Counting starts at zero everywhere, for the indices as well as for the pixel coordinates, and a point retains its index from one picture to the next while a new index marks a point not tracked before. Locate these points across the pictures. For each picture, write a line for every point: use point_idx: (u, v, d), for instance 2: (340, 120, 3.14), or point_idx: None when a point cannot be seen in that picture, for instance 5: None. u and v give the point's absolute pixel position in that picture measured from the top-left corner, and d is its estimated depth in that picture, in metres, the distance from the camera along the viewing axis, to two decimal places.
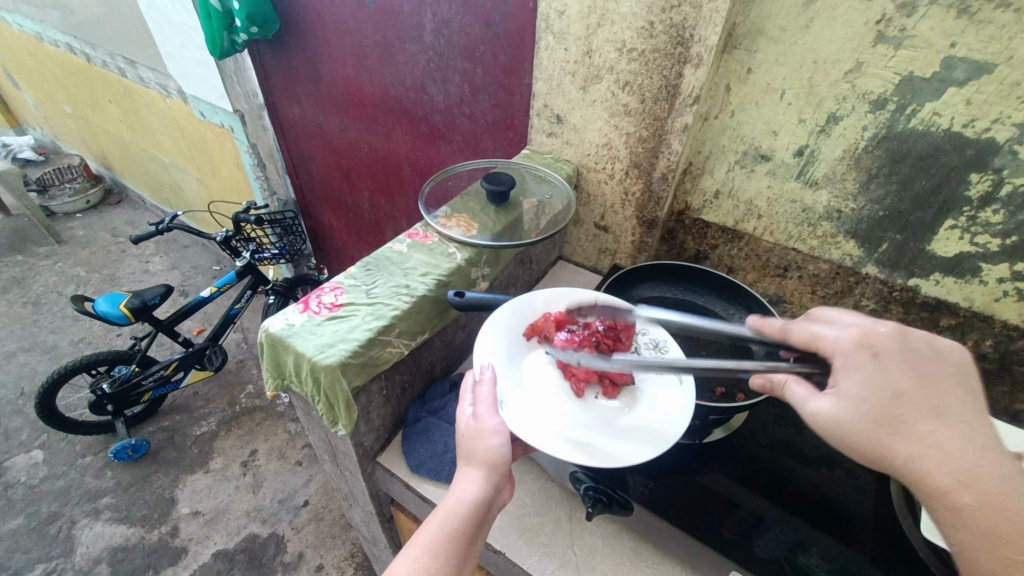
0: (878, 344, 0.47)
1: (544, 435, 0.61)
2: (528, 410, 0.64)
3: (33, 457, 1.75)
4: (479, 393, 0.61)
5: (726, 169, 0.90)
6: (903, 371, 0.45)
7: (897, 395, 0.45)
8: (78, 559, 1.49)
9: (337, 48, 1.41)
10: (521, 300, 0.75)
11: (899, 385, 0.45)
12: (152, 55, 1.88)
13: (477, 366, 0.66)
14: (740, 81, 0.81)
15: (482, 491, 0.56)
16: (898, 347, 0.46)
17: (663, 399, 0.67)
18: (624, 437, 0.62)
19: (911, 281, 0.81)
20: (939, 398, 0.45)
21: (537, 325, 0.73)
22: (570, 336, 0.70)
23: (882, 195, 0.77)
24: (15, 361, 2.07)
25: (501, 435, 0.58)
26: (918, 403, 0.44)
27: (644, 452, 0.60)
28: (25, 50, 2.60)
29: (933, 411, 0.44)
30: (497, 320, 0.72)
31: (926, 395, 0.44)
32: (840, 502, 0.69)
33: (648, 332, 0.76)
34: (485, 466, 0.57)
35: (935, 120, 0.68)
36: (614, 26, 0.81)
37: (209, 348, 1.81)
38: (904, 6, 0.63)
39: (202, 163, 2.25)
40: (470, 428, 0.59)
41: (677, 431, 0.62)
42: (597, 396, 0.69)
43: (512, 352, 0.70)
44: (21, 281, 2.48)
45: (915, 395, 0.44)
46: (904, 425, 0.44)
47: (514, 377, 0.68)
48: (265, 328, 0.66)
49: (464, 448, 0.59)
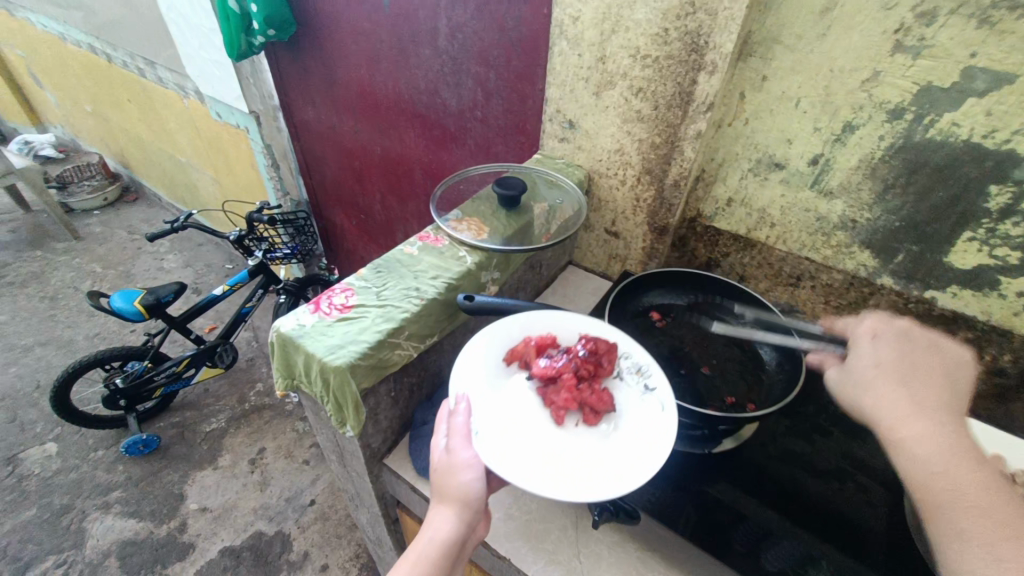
0: (880, 332, 0.63)
1: (521, 468, 0.58)
2: (505, 438, 0.61)
3: (47, 450, 1.78)
4: (452, 424, 0.60)
5: (740, 177, 0.89)
6: (891, 352, 0.60)
7: (877, 366, 0.59)
8: (88, 552, 1.51)
9: (352, 51, 1.43)
10: (497, 327, 0.73)
11: (880, 359, 0.59)
12: (171, 57, 1.92)
13: (452, 395, 0.64)
14: (755, 88, 0.80)
15: (454, 529, 0.58)
16: (897, 336, 0.61)
17: (645, 428, 0.64)
18: (602, 469, 0.60)
19: (927, 293, 0.80)
20: (916, 373, 0.57)
21: (516, 350, 0.71)
22: (550, 364, 0.68)
23: (898, 206, 0.76)
24: (32, 355, 2.11)
25: (473, 470, 0.59)
26: (893, 370, 0.58)
27: (622, 486, 0.58)
28: (48, 50, 2.66)
29: (900, 379, 0.56)
30: (477, 347, 0.70)
31: (904, 366, 0.58)
32: (851, 516, 0.69)
33: (630, 356, 0.73)
34: (458, 504, 0.58)
35: (953, 131, 0.67)
36: (628, 33, 0.81)
37: (221, 346, 1.83)
38: (923, 15, 0.63)
39: (217, 163, 2.28)
40: (443, 462, 0.60)
41: (657, 464, 0.59)
42: (577, 424, 0.66)
43: (489, 377, 0.68)
44: (39, 275, 2.53)
45: (891, 365, 0.58)
46: (873, 383, 0.57)
47: (490, 404, 0.64)
48: (276, 327, 0.66)
49: (437, 483, 0.60)
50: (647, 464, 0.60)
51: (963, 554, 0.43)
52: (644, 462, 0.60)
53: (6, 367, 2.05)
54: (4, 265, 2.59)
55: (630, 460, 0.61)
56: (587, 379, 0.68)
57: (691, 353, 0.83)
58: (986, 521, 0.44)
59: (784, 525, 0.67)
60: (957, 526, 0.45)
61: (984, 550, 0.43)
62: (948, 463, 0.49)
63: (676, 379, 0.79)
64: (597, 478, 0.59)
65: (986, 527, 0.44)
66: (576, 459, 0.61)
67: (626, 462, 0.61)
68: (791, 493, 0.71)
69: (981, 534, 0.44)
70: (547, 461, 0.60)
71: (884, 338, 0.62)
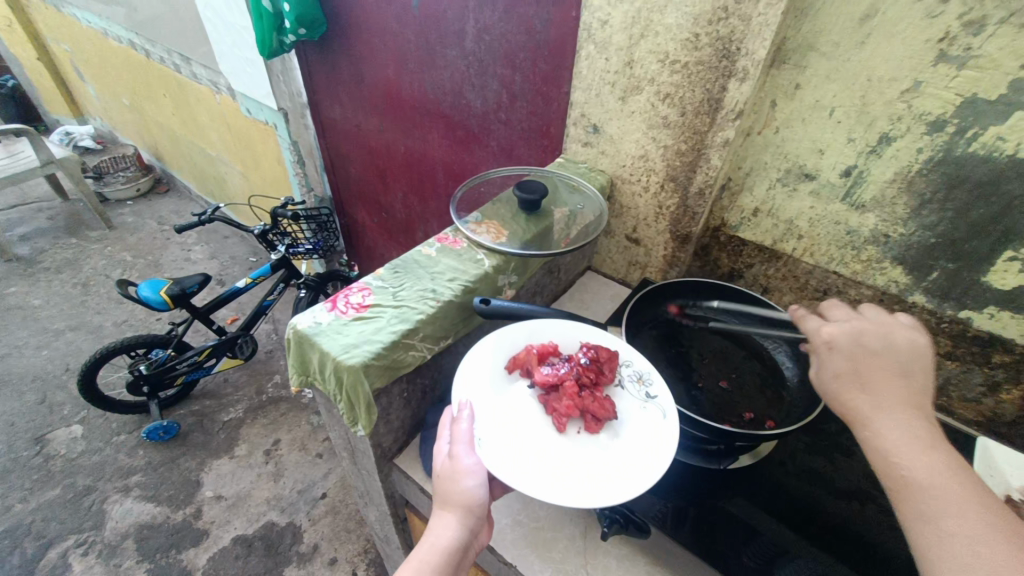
0: (836, 339, 0.56)
1: (523, 476, 0.57)
2: (507, 446, 0.61)
3: (73, 432, 1.84)
4: (456, 430, 0.59)
5: (767, 187, 0.87)
6: (842, 359, 0.55)
7: (837, 376, 0.55)
8: (108, 533, 1.55)
9: (379, 51, 1.44)
10: (503, 334, 0.73)
11: (838, 367, 0.55)
12: (206, 54, 1.97)
13: (456, 402, 0.63)
14: (787, 97, 0.78)
15: (457, 537, 0.54)
16: (854, 340, 0.55)
17: (647, 437, 0.63)
18: (604, 476, 0.59)
19: (962, 313, 0.77)
20: (871, 379, 0.53)
21: (519, 358, 0.71)
22: (552, 371, 0.68)
23: (935, 221, 0.73)
24: (63, 339, 2.18)
25: (476, 476, 0.57)
26: (851, 381, 0.54)
27: (623, 493, 0.57)
28: (91, 45, 2.76)
29: (860, 387, 0.53)
30: (480, 355, 0.70)
31: (863, 377, 0.54)
32: (873, 539, 0.66)
33: (631, 363, 0.73)
34: (461, 510, 0.55)
35: (998, 146, 0.64)
36: (658, 38, 0.79)
37: (241, 337, 1.86)
38: (971, 24, 0.60)
39: (246, 158, 2.33)
40: (447, 467, 0.58)
41: (660, 471, 0.58)
42: (579, 431, 0.65)
43: (493, 385, 0.68)
44: (74, 262, 2.62)
45: (850, 377, 0.54)
46: (840, 397, 0.54)
47: (492, 412, 0.65)
48: (293, 324, 0.67)
49: (439, 489, 0.57)
50: (649, 471, 0.59)
51: (922, 533, 0.44)
52: (647, 468, 0.59)
53: (39, 349, 2.13)
54: (41, 251, 2.68)
55: (632, 467, 0.60)
56: (588, 387, 0.68)
57: (710, 367, 0.81)
58: (946, 502, 0.44)
59: (800, 544, 0.64)
60: (917, 508, 0.45)
61: (944, 531, 0.43)
62: (910, 451, 0.48)
63: (692, 393, 0.77)
64: (598, 484, 0.58)
65: (944, 507, 0.44)
66: (578, 465, 0.61)
67: (628, 468, 0.60)
68: (809, 513, 0.68)
69: (941, 515, 0.44)
70: (548, 470, 0.59)
71: (840, 346, 0.56)
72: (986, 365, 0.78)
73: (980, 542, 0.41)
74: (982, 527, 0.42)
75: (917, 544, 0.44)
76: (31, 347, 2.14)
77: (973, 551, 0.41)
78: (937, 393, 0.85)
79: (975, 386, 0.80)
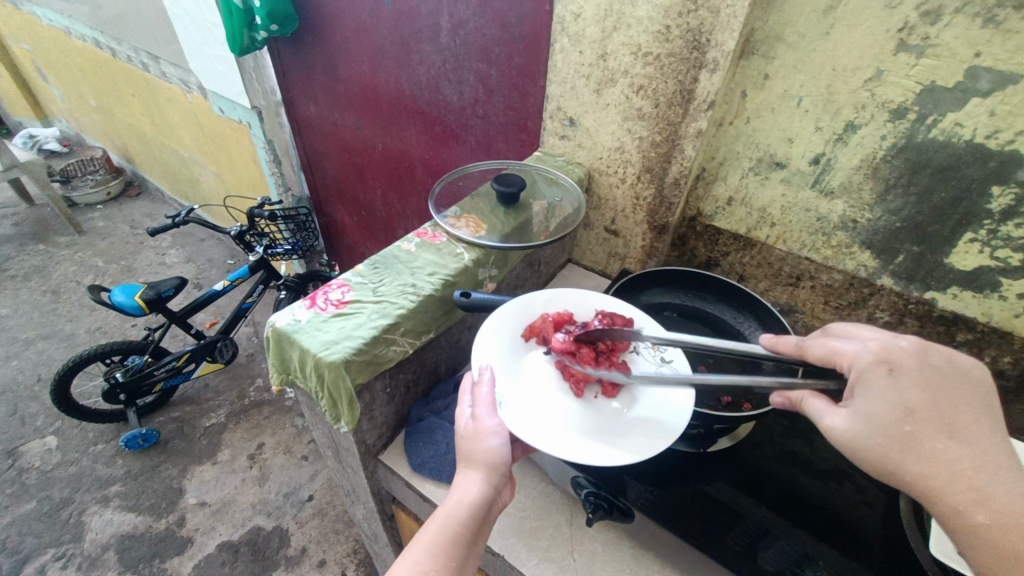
0: (898, 361, 0.47)
1: (544, 438, 0.59)
2: (527, 410, 0.62)
3: (48, 443, 1.79)
4: (478, 393, 0.61)
5: (740, 176, 0.89)
6: (915, 388, 0.45)
7: (908, 411, 0.45)
8: (87, 545, 1.51)
9: (353, 47, 1.42)
10: (521, 300, 0.74)
11: (911, 399, 0.45)
12: (175, 53, 1.92)
13: (476, 366, 0.65)
14: (756, 87, 0.80)
15: (482, 493, 0.56)
16: (919, 365, 0.46)
17: (663, 399, 0.65)
18: (622, 438, 0.61)
19: (927, 294, 0.79)
20: (950, 417, 0.45)
21: (535, 327, 0.72)
22: (569, 337, 0.70)
23: (900, 206, 0.75)
24: (34, 349, 2.11)
25: (499, 436, 0.58)
26: (929, 417, 0.44)
27: (643, 452, 0.59)
28: (53, 45, 2.67)
29: (947, 430, 0.44)
30: (496, 322, 0.70)
31: (942, 410, 0.45)
32: (850, 518, 0.68)
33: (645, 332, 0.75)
34: (484, 469, 0.57)
35: (956, 131, 0.66)
36: (630, 30, 0.80)
37: (221, 341, 1.83)
38: (928, 13, 0.62)
39: (220, 158, 2.28)
40: (469, 429, 0.59)
41: (677, 430, 0.60)
42: (596, 396, 0.67)
43: (512, 352, 0.69)
44: (42, 270, 2.54)
45: (927, 410, 0.45)
46: (920, 444, 0.44)
47: (511, 377, 0.66)
48: (271, 323, 0.66)
49: (463, 449, 0.59)
50: (666, 431, 0.61)
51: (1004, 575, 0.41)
52: (664, 427, 0.61)
53: (8, 360, 2.06)
54: (7, 259, 2.60)
55: (648, 430, 0.61)
56: (605, 352, 0.69)
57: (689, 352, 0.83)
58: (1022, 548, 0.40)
59: (782, 526, 0.66)
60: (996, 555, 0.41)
61: None
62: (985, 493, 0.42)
63: None
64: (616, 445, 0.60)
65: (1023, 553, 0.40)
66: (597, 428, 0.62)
67: (646, 429, 0.62)
68: (787, 494, 0.70)
69: None
70: (566, 432, 0.61)
71: (906, 371, 0.46)
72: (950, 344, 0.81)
73: None
74: None
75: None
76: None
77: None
78: None
79: None
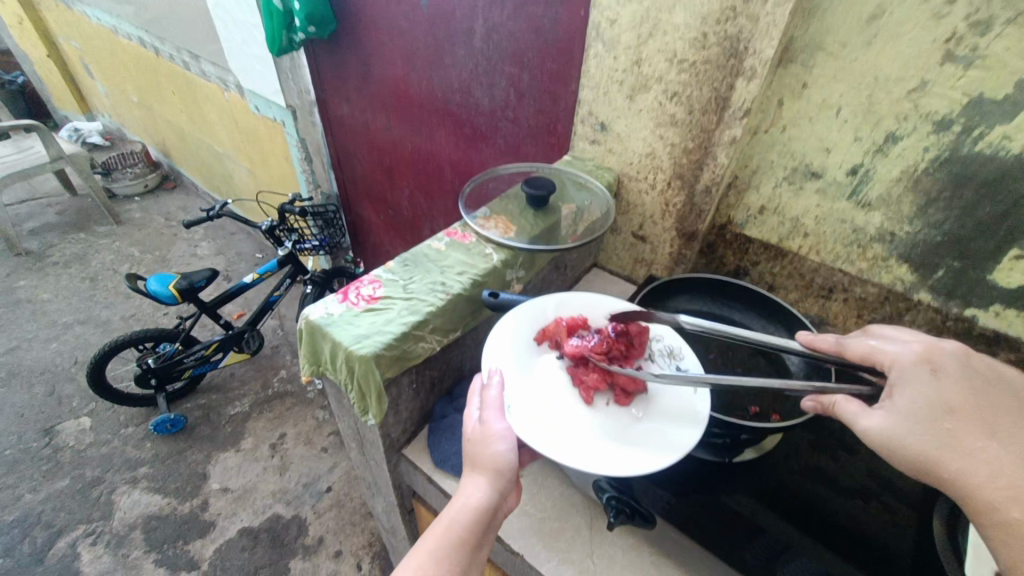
0: (941, 362, 0.50)
1: (552, 444, 0.59)
2: (536, 415, 0.62)
3: (82, 423, 1.86)
4: (486, 396, 0.62)
5: (774, 186, 0.88)
6: (957, 390, 0.48)
7: (948, 411, 0.47)
8: (116, 524, 1.57)
9: (388, 49, 1.45)
10: (535, 305, 0.74)
11: (950, 400, 0.47)
12: (215, 51, 1.98)
13: (485, 370, 0.66)
14: (794, 95, 0.79)
15: (487, 498, 0.56)
16: (961, 367, 0.50)
17: (677, 408, 0.64)
18: (631, 447, 0.60)
19: (967, 311, 0.77)
20: (991, 419, 0.46)
21: (547, 330, 0.72)
22: (582, 343, 0.69)
23: (941, 219, 0.73)
24: (72, 333, 2.20)
25: (507, 440, 0.58)
26: (970, 416, 0.46)
27: (652, 463, 0.58)
28: (100, 42, 2.78)
29: (987, 430, 0.46)
30: (510, 328, 0.71)
31: (981, 410, 0.47)
32: (875, 538, 0.66)
33: (661, 339, 0.74)
34: (490, 473, 0.57)
35: (1004, 144, 0.64)
36: (666, 36, 0.80)
37: (248, 332, 1.88)
38: (977, 24, 0.61)
39: (253, 155, 2.35)
40: (477, 432, 0.60)
41: (690, 442, 0.59)
42: (607, 403, 0.67)
43: (523, 356, 0.69)
44: (82, 257, 2.64)
45: (968, 411, 0.47)
46: (957, 443, 0.45)
47: (521, 380, 0.66)
48: (305, 315, 0.68)
49: (470, 452, 0.59)
50: (678, 443, 0.60)
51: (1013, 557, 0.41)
52: (674, 438, 0.60)
53: (48, 342, 2.15)
54: (50, 246, 2.71)
55: (655, 440, 0.61)
56: (618, 359, 0.69)
57: (714, 359, 0.83)
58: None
59: (803, 542, 0.64)
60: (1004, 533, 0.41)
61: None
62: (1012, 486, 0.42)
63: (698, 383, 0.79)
64: (624, 455, 0.59)
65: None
66: (602, 437, 0.62)
67: (651, 438, 0.61)
68: (814, 510, 0.69)
69: None
70: (575, 441, 0.60)
71: (946, 371, 0.49)
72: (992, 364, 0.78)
73: None
74: None
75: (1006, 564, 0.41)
76: (40, 340, 2.16)
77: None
78: None
79: None
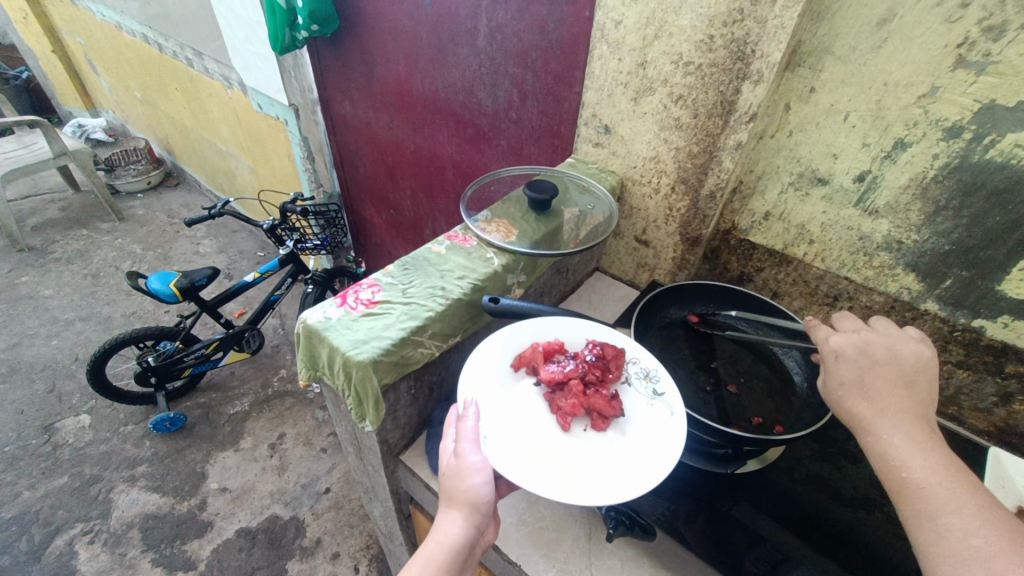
0: (843, 348, 0.57)
1: (528, 475, 0.57)
2: (514, 445, 0.60)
3: (81, 421, 1.85)
4: (461, 428, 0.60)
5: (780, 191, 0.86)
6: (848, 368, 0.56)
7: (841, 383, 0.56)
8: (114, 522, 1.56)
9: (392, 48, 1.44)
10: (511, 333, 0.73)
11: (844, 375, 0.56)
12: (218, 49, 1.98)
13: (461, 400, 0.63)
14: (801, 100, 0.77)
15: (464, 534, 0.56)
16: (858, 349, 0.57)
17: (654, 433, 0.63)
18: (610, 470, 0.59)
19: (975, 321, 0.76)
20: (869, 388, 0.54)
21: (525, 356, 0.69)
22: (558, 368, 0.67)
23: (949, 228, 0.72)
24: (73, 329, 2.20)
25: (483, 474, 0.57)
26: (856, 390, 0.55)
27: (629, 490, 0.57)
28: (105, 38, 2.77)
29: (867, 398, 0.54)
30: (491, 351, 0.70)
31: (866, 382, 0.55)
32: (877, 548, 0.65)
33: (638, 362, 0.72)
34: (466, 508, 0.57)
35: (1016, 152, 0.63)
36: (672, 38, 0.79)
37: (248, 331, 1.87)
38: (991, 29, 0.59)
39: (256, 153, 2.34)
40: (452, 465, 0.59)
41: (668, 469, 0.58)
42: (585, 429, 0.64)
43: (500, 382, 0.67)
44: (83, 254, 2.64)
45: (854, 384, 0.55)
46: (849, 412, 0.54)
47: (498, 409, 0.64)
48: (303, 319, 0.67)
49: (446, 486, 0.58)
50: (655, 470, 0.58)
51: (928, 537, 0.44)
52: (652, 464, 0.59)
53: (49, 339, 2.15)
54: (53, 242, 2.71)
55: (632, 466, 0.59)
56: (594, 384, 0.66)
57: (717, 366, 0.81)
58: (947, 498, 0.45)
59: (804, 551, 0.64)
60: (918, 508, 0.46)
61: (943, 527, 0.44)
62: (916, 458, 0.49)
63: (700, 393, 0.77)
64: (604, 486, 0.57)
65: (948, 506, 0.45)
66: (581, 464, 0.59)
67: (631, 463, 0.60)
68: (815, 521, 0.68)
69: (941, 513, 0.45)
70: (552, 469, 0.58)
71: (846, 355, 0.57)
72: (998, 374, 0.78)
73: (967, 528, 0.43)
74: (980, 526, 0.43)
75: (920, 544, 0.45)
76: (41, 336, 2.16)
77: (967, 545, 0.42)
78: (948, 403, 0.85)
79: (987, 396, 0.80)
